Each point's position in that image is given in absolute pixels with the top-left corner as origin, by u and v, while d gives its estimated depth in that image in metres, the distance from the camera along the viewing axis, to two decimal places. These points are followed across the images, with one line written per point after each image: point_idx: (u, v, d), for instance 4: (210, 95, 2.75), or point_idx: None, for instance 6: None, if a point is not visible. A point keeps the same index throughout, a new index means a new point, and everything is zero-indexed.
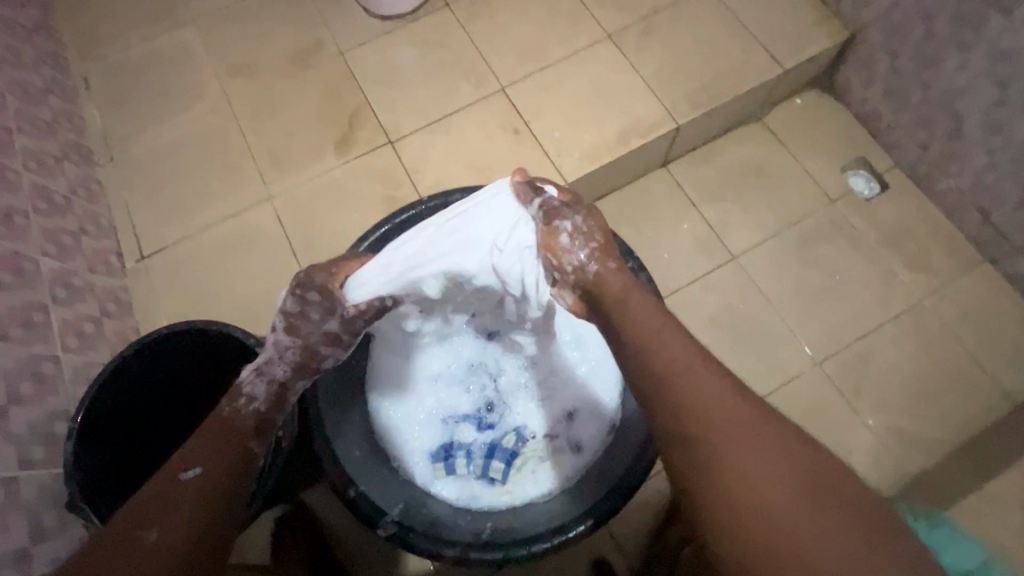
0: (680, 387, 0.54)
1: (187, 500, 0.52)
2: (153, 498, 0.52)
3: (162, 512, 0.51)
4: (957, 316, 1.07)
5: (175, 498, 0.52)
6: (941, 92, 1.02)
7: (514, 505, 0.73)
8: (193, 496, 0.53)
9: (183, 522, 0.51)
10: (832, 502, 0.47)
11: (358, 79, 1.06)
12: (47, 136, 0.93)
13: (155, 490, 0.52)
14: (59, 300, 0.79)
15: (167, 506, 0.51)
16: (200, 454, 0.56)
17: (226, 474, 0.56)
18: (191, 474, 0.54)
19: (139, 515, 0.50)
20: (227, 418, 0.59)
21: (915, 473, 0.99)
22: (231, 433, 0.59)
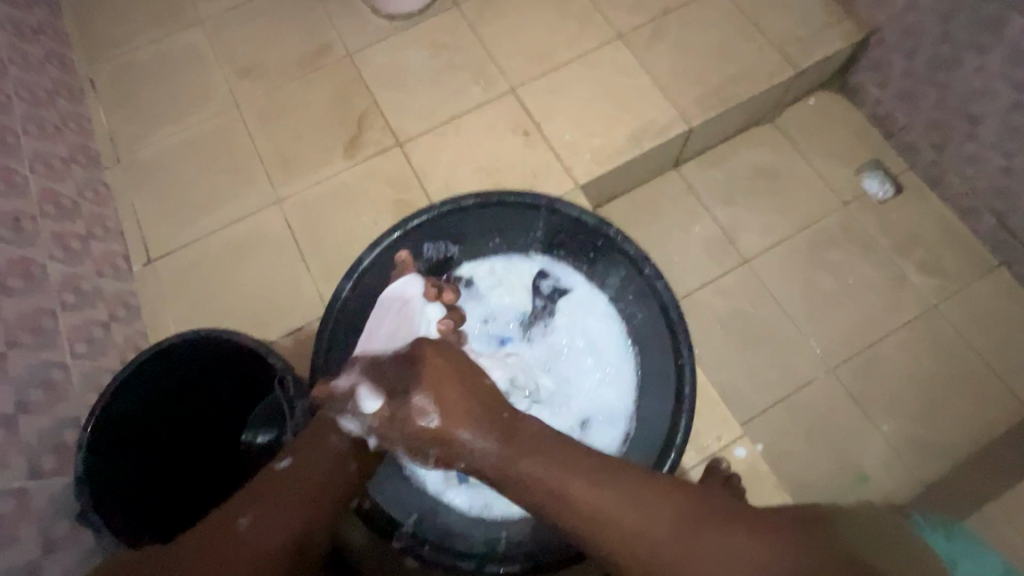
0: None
1: (277, 493, 0.53)
2: (250, 491, 0.54)
3: (260, 503, 0.52)
4: (971, 321, 1.05)
5: (279, 492, 0.53)
6: (958, 94, 1.00)
7: (529, 514, 0.70)
8: (286, 491, 0.54)
9: (270, 517, 0.51)
10: (755, 554, 0.46)
11: (367, 81, 1.05)
12: (54, 138, 0.92)
13: (257, 484, 0.54)
14: (67, 305, 0.78)
15: (267, 494, 0.53)
16: (295, 451, 0.57)
17: (316, 470, 0.55)
18: (286, 469, 0.55)
19: (236, 508, 0.52)
20: (337, 418, 0.59)
21: (929, 480, 0.97)
22: (320, 431, 0.57)
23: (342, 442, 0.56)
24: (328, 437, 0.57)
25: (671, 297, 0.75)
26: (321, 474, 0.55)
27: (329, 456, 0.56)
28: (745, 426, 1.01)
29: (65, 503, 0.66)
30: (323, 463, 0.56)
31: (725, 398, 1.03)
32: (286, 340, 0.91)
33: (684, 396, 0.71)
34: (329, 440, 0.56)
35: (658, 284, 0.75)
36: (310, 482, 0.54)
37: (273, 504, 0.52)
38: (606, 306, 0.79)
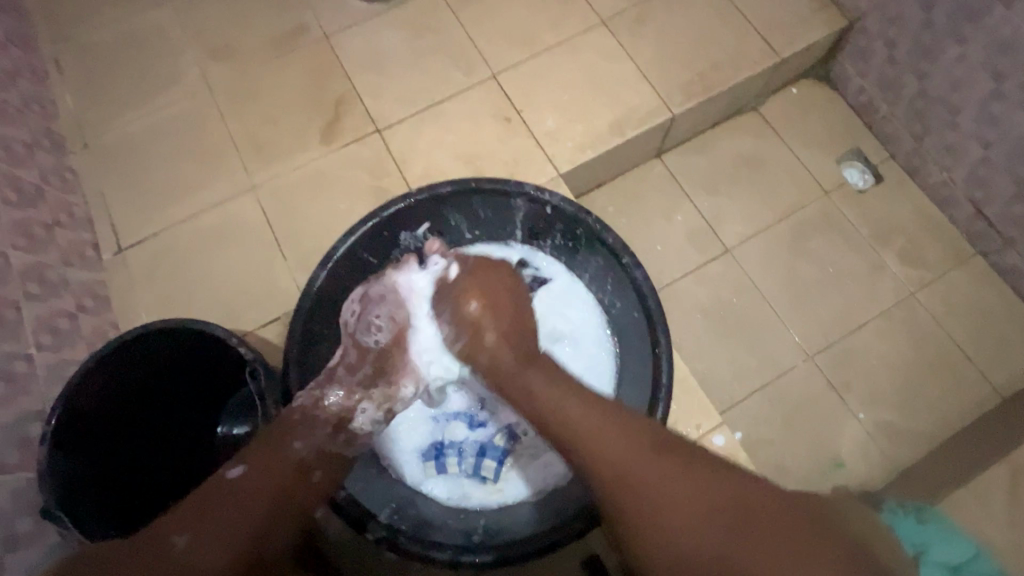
0: (581, 439, 0.55)
1: (232, 501, 0.52)
2: (199, 500, 0.51)
3: (199, 518, 0.50)
4: (947, 309, 1.07)
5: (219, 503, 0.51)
6: (938, 83, 1.01)
7: (505, 504, 0.72)
8: (240, 498, 0.52)
9: (226, 525, 0.50)
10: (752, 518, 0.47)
11: (344, 64, 1.02)
12: (15, 121, 0.89)
13: (205, 492, 0.52)
14: (31, 295, 0.76)
15: (209, 507, 0.51)
16: (251, 459, 0.56)
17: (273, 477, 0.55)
18: (240, 477, 0.54)
19: (179, 519, 0.50)
20: (284, 427, 0.60)
21: (904, 466, 0.99)
22: (281, 441, 0.59)
23: (304, 450, 0.59)
24: (290, 446, 0.59)
25: (651, 285, 0.74)
26: (279, 484, 0.55)
27: (287, 468, 0.57)
28: (725, 414, 1.01)
29: (29, 497, 0.64)
30: (281, 471, 0.56)
31: (705, 386, 1.03)
32: (262, 330, 0.89)
33: (660, 383, 0.71)
34: (290, 448, 0.58)
35: (636, 272, 0.75)
36: (268, 493, 0.54)
37: (228, 514, 0.51)
38: (588, 295, 0.79)
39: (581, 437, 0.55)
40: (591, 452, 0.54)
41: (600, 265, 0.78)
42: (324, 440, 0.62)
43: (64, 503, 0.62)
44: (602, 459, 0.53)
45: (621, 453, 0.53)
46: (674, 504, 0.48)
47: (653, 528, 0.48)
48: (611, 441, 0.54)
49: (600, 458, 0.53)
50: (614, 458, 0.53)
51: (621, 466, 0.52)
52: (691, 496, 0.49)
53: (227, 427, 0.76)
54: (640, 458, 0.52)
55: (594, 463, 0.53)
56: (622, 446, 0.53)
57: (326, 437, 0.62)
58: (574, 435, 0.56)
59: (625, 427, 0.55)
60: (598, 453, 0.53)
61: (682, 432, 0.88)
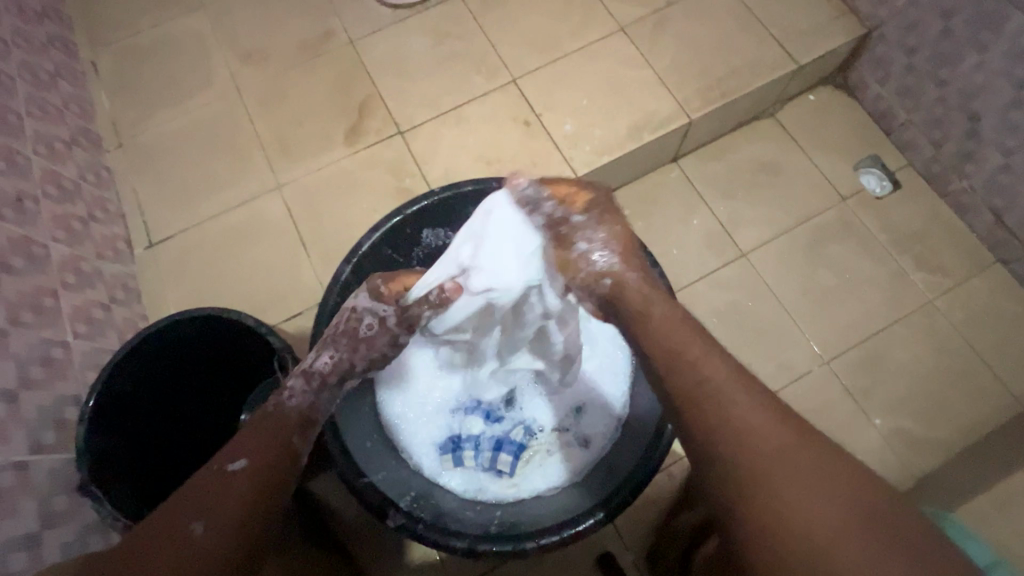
0: (717, 402, 0.53)
1: (230, 494, 0.53)
2: (203, 490, 0.52)
3: (213, 506, 0.51)
4: (967, 317, 1.06)
5: (227, 495, 0.52)
6: (959, 90, 1.01)
7: (521, 497, 0.73)
8: (236, 491, 0.53)
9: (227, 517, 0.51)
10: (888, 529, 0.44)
11: (369, 69, 1.05)
12: (56, 120, 0.93)
13: (203, 482, 0.53)
14: (68, 286, 0.79)
15: (219, 499, 0.52)
16: (250, 451, 0.56)
17: (274, 469, 0.56)
18: (237, 469, 0.54)
19: (190, 509, 0.51)
20: (276, 416, 0.61)
21: (921, 474, 0.98)
22: (278, 431, 0.59)
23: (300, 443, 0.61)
24: (284, 437, 0.59)
25: None
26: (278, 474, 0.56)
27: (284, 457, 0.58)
28: None
29: (64, 476, 0.67)
30: (281, 462, 0.57)
31: None
32: (285, 324, 0.92)
33: None
34: (289, 439, 0.60)
35: None
36: (265, 484, 0.55)
37: (225, 507, 0.52)
38: None
39: (725, 407, 0.53)
40: (728, 417, 0.52)
41: None
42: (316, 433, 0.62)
43: (103, 481, 0.65)
44: (742, 429, 0.51)
45: (761, 427, 0.51)
46: (804, 485, 0.47)
47: (783, 495, 0.47)
48: (753, 417, 0.51)
49: (729, 419, 0.52)
50: (747, 428, 0.51)
51: (758, 436, 0.50)
52: (822, 484, 0.47)
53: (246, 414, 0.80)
54: (778, 437, 0.50)
55: (726, 428, 0.51)
56: (763, 419, 0.51)
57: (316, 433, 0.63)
58: (704, 384, 0.54)
59: (766, 408, 0.52)
60: (735, 416, 0.52)
61: None
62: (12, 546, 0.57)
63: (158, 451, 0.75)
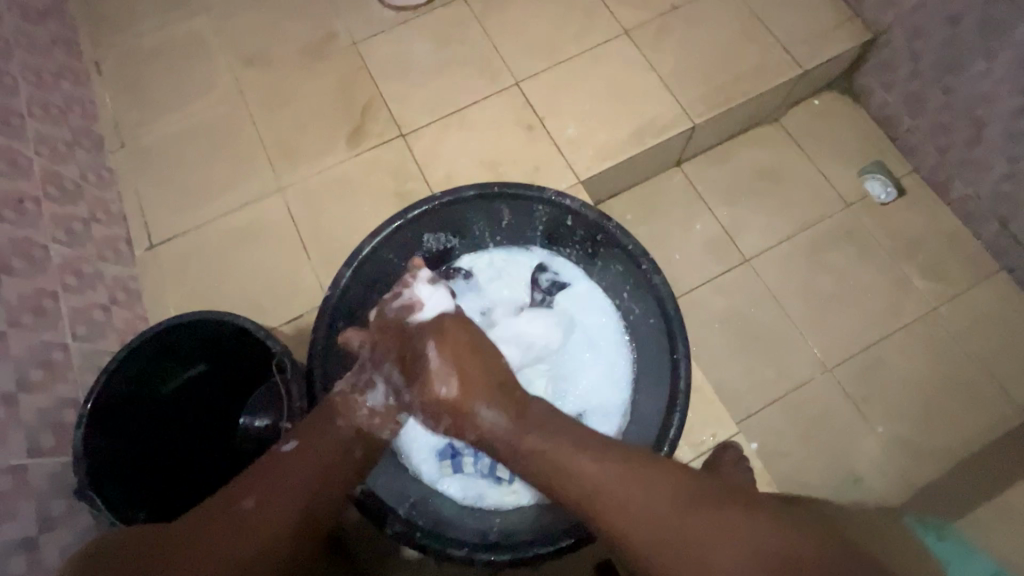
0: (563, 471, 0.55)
1: (284, 476, 0.58)
2: (259, 472, 0.58)
3: (260, 485, 0.57)
4: (971, 325, 1.05)
5: (277, 477, 0.57)
6: (964, 97, 1.00)
7: (520, 505, 0.74)
8: (289, 475, 0.58)
9: (277, 500, 0.56)
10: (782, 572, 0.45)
11: (371, 71, 1.05)
12: (58, 121, 0.92)
13: (263, 465, 0.59)
14: (68, 288, 0.79)
15: (269, 478, 0.57)
16: (302, 437, 0.61)
17: (320, 457, 0.60)
18: (294, 452, 0.60)
19: (243, 486, 0.57)
20: (327, 407, 0.63)
21: (923, 483, 0.98)
22: (328, 420, 0.62)
23: (347, 430, 0.62)
24: (334, 425, 0.62)
25: (673, 292, 0.72)
26: (325, 463, 0.60)
27: (332, 446, 0.61)
28: (740, 424, 1.01)
29: (62, 480, 0.67)
30: (326, 451, 0.60)
31: (721, 396, 1.03)
32: (286, 326, 0.91)
33: (679, 390, 0.69)
34: (335, 426, 0.62)
35: (656, 279, 0.73)
36: (311, 471, 0.59)
37: (278, 490, 0.56)
38: (607, 303, 0.82)
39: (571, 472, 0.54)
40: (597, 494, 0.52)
41: (621, 270, 0.79)
42: (363, 421, 0.63)
43: (99, 487, 0.65)
44: (617, 507, 0.51)
45: (625, 493, 0.51)
46: (693, 538, 0.48)
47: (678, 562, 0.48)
48: (625, 486, 0.52)
49: (597, 495, 0.52)
50: (621, 506, 0.51)
51: (631, 509, 0.51)
52: (707, 530, 0.48)
53: (248, 419, 0.77)
54: (647, 500, 0.51)
55: (604, 511, 0.52)
56: (626, 483, 0.52)
57: (364, 418, 0.64)
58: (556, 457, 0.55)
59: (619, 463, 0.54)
60: (603, 496, 0.52)
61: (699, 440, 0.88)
62: (8, 551, 0.57)
63: (157, 455, 0.74)
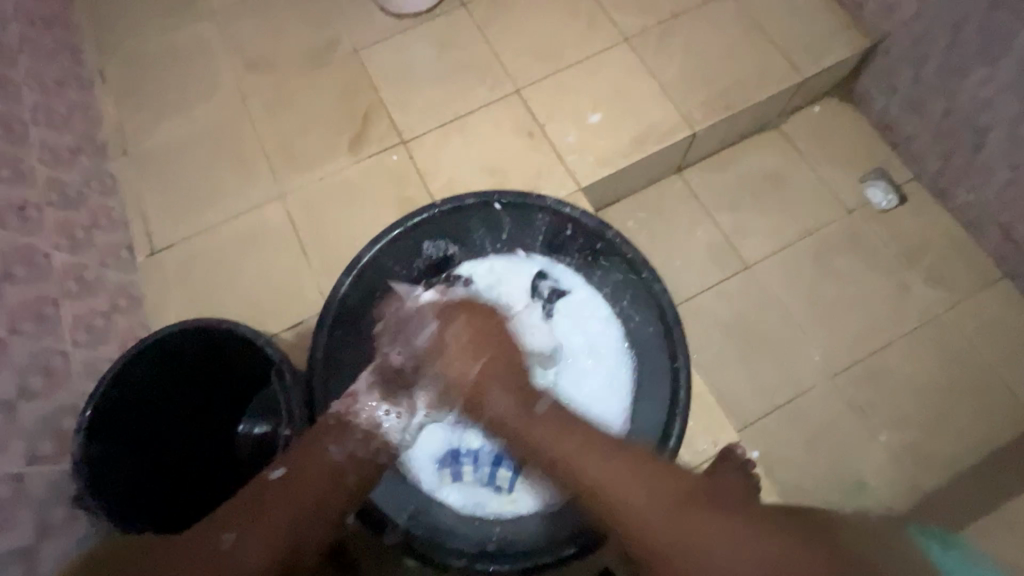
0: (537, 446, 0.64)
1: (270, 506, 0.57)
2: (247, 499, 0.58)
3: (246, 517, 0.57)
4: (974, 332, 1.05)
5: (266, 506, 0.58)
6: (966, 104, 1.00)
7: (520, 514, 0.73)
8: (275, 505, 0.58)
9: (262, 530, 0.56)
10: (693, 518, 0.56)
11: (373, 78, 1.05)
12: (61, 128, 0.93)
13: (251, 493, 0.59)
14: (69, 294, 0.79)
15: (254, 506, 0.57)
16: (289, 461, 0.61)
17: (309, 485, 0.59)
18: (281, 480, 0.59)
19: (229, 517, 0.57)
20: (319, 433, 0.63)
21: (928, 491, 0.97)
22: (318, 446, 0.62)
23: (338, 456, 0.62)
24: (324, 450, 0.62)
25: (671, 301, 0.75)
26: (317, 489, 0.59)
27: (321, 474, 0.60)
28: (742, 432, 1.00)
29: (60, 488, 0.66)
30: (315, 478, 0.60)
31: (722, 403, 1.02)
32: (287, 333, 0.91)
33: (679, 397, 0.72)
34: (324, 453, 0.61)
35: (656, 287, 0.76)
36: (299, 501, 0.58)
37: (263, 520, 0.57)
38: (608, 311, 0.80)
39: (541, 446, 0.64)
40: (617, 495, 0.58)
41: (621, 277, 0.79)
42: (354, 445, 0.63)
43: (100, 493, 0.65)
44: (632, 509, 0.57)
45: (625, 485, 0.59)
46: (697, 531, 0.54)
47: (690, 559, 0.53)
48: (627, 485, 0.58)
49: (621, 502, 0.58)
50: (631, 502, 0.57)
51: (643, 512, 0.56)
52: (645, 484, 0.58)
53: (249, 426, 0.80)
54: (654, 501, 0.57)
55: (619, 506, 0.58)
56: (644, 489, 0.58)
57: (358, 443, 0.64)
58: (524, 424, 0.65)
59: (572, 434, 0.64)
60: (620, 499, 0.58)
61: (700, 448, 0.87)
62: None
63: (160, 461, 0.75)
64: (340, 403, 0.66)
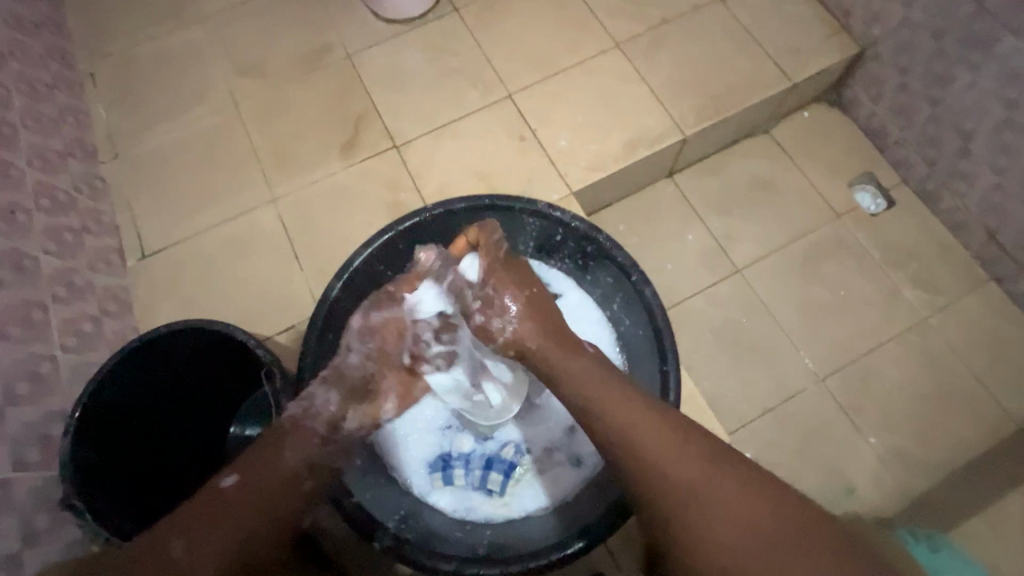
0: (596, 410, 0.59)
1: (222, 514, 0.55)
2: (193, 509, 0.55)
3: (194, 525, 0.54)
4: (961, 335, 1.06)
5: (218, 513, 0.55)
6: (951, 109, 1.01)
7: (511, 518, 0.73)
8: (228, 513, 0.55)
9: (216, 538, 0.53)
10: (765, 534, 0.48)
11: (365, 83, 1.06)
12: (51, 132, 0.92)
13: (199, 501, 0.55)
14: (58, 299, 0.79)
15: (204, 516, 0.54)
16: (241, 468, 0.59)
17: (266, 488, 0.58)
18: (235, 488, 0.57)
19: (173, 526, 0.53)
20: (274, 439, 0.62)
21: (917, 493, 0.98)
22: (274, 452, 0.61)
23: (296, 462, 0.61)
24: (281, 456, 0.61)
25: (662, 304, 0.73)
26: (276, 493, 0.59)
27: (277, 477, 0.59)
28: (733, 435, 1.01)
29: (47, 495, 0.66)
30: (274, 483, 0.59)
31: (714, 406, 1.03)
32: (278, 337, 0.91)
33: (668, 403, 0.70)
34: (281, 459, 0.60)
35: (646, 290, 0.74)
36: (255, 508, 0.57)
37: (215, 529, 0.54)
38: (600, 315, 0.83)
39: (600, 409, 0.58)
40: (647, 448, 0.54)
41: (613, 280, 0.79)
42: (314, 451, 0.63)
43: (88, 497, 0.65)
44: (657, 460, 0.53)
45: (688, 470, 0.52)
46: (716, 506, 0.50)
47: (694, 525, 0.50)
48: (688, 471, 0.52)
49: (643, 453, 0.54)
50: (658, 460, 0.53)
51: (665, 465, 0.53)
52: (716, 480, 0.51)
53: (240, 427, 0.81)
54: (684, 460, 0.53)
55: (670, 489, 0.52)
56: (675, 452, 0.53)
57: (315, 448, 0.63)
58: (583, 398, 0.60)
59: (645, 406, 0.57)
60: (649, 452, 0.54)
61: None
62: None
63: (151, 464, 0.74)
64: (296, 405, 0.65)
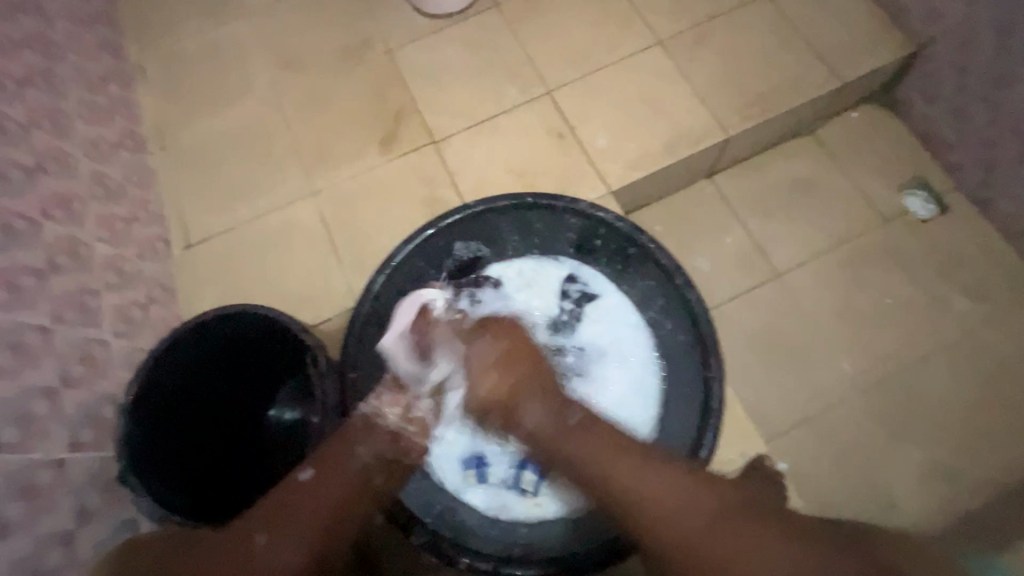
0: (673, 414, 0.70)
1: (300, 509, 0.55)
2: (276, 501, 0.56)
3: (275, 518, 0.54)
4: (1015, 349, 1.01)
5: (301, 506, 0.56)
6: (1014, 112, 0.96)
7: (544, 519, 0.73)
8: (304, 509, 0.56)
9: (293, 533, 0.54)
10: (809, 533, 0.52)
11: (406, 78, 1.06)
12: (105, 123, 0.95)
13: (277, 495, 0.56)
14: (110, 285, 0.81)
15: (288, 509, 0.55)
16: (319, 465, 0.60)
17: (342, 483, 0.59)
18: (310, 483, 0.58)
19: (264, 519, 0.54)
20: (347, 436, 0.63)
21: (963, 512, 0.94)
22: (348, 449, 0.62)
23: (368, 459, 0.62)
24: (355, 453, 0.62)
25: (704, 307, 0.76)
26: (348, 488, 0.59)
27: (352, 478, 0.60)
28: (769, 443, 0.98)
29: (99, 474, 0.68)
30: (350, 480, 0.60)
31: (749, 412, 1.00)
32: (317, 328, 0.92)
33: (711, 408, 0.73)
34: (356, 455, 0.61)
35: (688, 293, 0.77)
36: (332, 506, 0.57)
37: (294, 520, 0.54)
38: None
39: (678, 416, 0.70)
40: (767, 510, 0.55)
41: (655, 284, 0.80)
42: (383, 448, 0.64)
43: (140, 473, 0.67)
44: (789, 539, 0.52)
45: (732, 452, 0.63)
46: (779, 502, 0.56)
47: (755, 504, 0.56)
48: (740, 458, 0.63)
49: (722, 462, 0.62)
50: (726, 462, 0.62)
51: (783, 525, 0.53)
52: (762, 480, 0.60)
53: (278, 412, 0.82)
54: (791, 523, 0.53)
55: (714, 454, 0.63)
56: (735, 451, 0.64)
57: (385, 444, 0.64)
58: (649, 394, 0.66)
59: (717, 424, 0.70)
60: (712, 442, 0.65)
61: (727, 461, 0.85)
62: (46, 543, 0.58)
63: (199, 447, 0.76)
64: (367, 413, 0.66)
